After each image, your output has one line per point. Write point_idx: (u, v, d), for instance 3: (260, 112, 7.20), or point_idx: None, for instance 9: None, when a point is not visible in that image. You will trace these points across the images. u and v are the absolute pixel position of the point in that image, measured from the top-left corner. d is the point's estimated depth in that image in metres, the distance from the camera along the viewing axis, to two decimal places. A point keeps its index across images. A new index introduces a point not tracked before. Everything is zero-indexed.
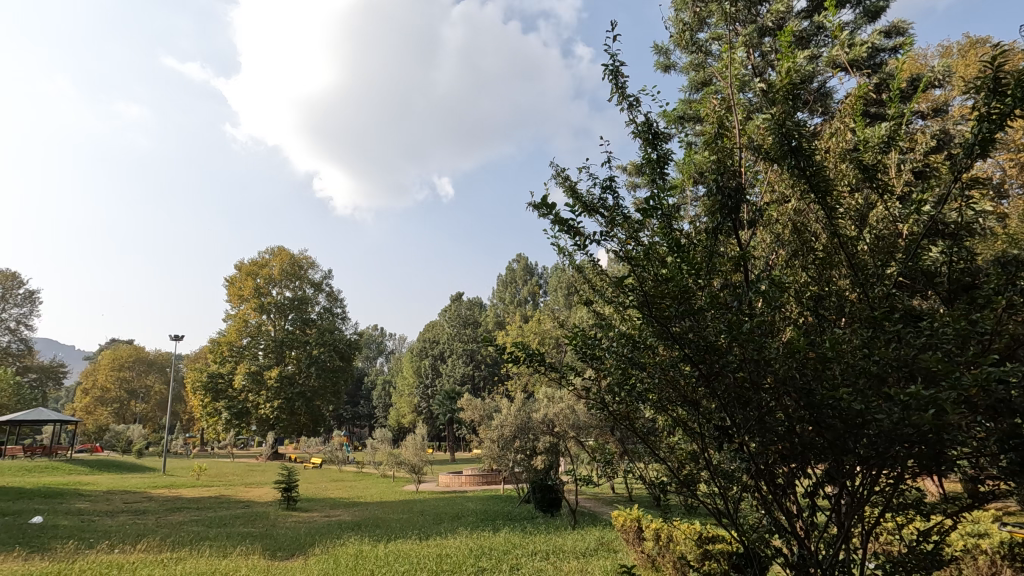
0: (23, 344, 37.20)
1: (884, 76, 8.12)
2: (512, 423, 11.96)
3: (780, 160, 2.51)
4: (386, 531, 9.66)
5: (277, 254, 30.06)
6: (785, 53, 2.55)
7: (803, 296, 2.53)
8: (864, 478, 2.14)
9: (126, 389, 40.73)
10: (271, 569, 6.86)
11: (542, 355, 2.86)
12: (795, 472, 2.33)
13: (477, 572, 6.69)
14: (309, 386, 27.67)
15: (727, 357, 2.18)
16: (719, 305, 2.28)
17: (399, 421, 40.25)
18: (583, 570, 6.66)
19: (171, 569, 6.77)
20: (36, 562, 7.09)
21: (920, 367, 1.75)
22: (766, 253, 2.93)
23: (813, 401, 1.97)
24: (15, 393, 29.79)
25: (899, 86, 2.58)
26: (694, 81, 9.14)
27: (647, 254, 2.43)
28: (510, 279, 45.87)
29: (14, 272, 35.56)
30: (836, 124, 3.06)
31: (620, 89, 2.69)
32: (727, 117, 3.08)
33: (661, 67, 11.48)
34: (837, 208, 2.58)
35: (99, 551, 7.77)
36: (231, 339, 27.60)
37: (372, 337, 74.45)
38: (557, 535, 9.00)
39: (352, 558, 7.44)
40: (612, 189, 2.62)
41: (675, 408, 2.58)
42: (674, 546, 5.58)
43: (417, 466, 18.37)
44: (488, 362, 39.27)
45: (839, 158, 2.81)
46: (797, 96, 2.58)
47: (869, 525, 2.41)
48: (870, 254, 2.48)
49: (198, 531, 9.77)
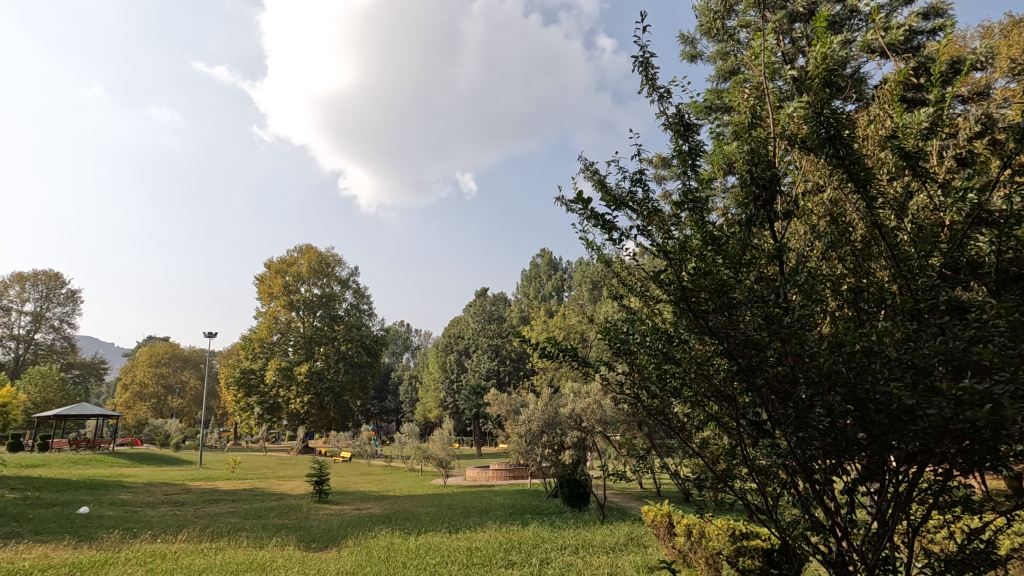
0: (67, 341, 38.88)
1: (921, 60, 7.86)
2: (539, 418, 11.86)
3: (817, 150, 2.42)
4: (416, 524, 9.77)
5: (305, 251, 30.66)
6: (820, 39, 2.47)
7: (839, 288, 2.47)
8: (904, 472, 2.09)
9: (163, 384, 42.24)
10: (306, 560, 7.03)
11: (574, 350, 2.83)
12: (833, 468, 2.29)
13: (508, 566, 6.72)
14: (337, 381, 28.20)
15: (766, 352, 2.13)
16: (755, 298, 2.22)
17: (426, 416, 40.87)
18: (614, 566, 6.62)
19: (212, 558, 7.02)
20: (85, 550, 7.40)
21: (970, 361, 1.69)
22: (802, 245, 2.85)
23: (857, 396, 1.92)
24: (61, 390, 31.14)
25: (941, 70, 2.45)
26: (722, 69, 8.98)
27: (682, 248, 2.36)
28: (535, 274, 45.87)
29: (57, 273, 37.11)
30: (874, 110, 2.94)
31: (651, 81, 2.66)
32: (760, 106, 3.02)
33: (687, 57, 11.28)
34: (877, 197, 2.49)
35: (143, 541, 8.06)
36: (262, 335, 28.23)
37: (399, 334, 75.38)
38: (586, 530, 9.04)
39: (384, 550, 7.56)
40: (642, 182, 2.59)
41: (709, 404, 2.56)
42: (707, 543, 5.49)
43: (445, 460, 18.57)
44: (514, 357, 39.37)
45: (877, 145, 2.71)
46: (833, 83, 2.50)
47: (914, 523, 2.34)
48: (913, 245, 2.36)
49: (234, 522, 10.03)
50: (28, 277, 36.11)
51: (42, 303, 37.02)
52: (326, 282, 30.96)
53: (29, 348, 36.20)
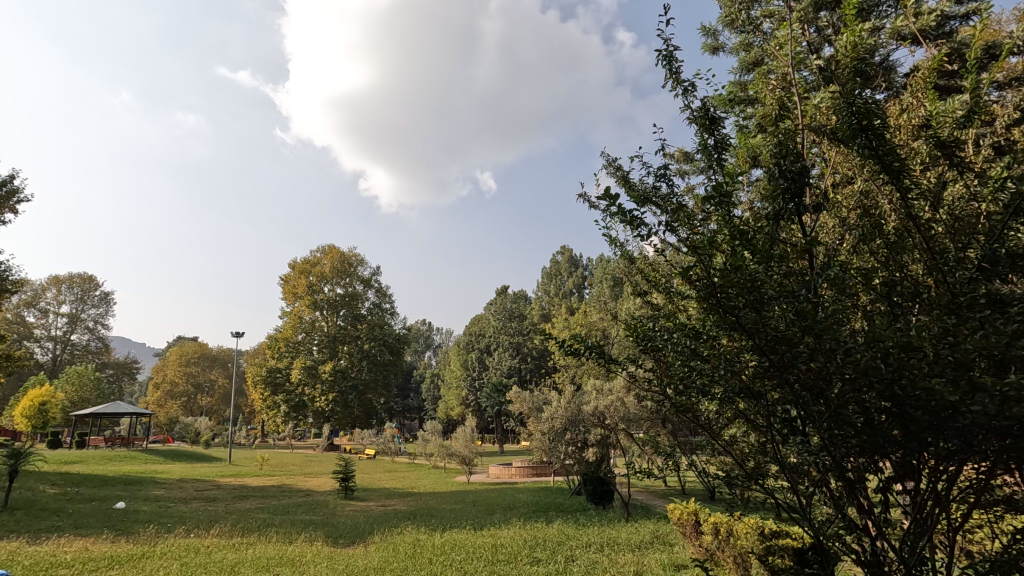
0: (101, 341, 40.15)
1: (955, 45, 7.58)
2: (562, 415, 11.82)
3: (849, 141, 2.37)
4: (440, 520, 9.87)
5: (328, 252, 31.06)
6: (849, 27, 2.41)
7: (872, 282, 2.38)
8: (944, 468, 2.02)
9: (192, 383, 43.31)
10: (335, 554, 7.19)
11: (600, 348, 2.80)
12: (868, 466, 2.24)
13: (534, 563, 6.74)
14: (362, 379, 28.58)
15: (799, 348, 2.08)
16: (786, 293, 2.16)
17: (449, 413, 41.29)
18: (639, 564, 6.55)
19: (245, 553, 7.17)
20: (123, 543, 7.66)
21: (1013, 357, 1.65)
22: (832, 239, 2.79)
23: (894, 392, 1.86)
24: (97, 389, 32.17)
25: (975, 56, 2.39)
26: (745, 61, 8.82)
27: (710, 242, 2.32)
28: (555, 271, 45.67)
29: (91, 276, 38.30)
30: (906, 99, 2.85)
31: (675, 74, 2.63)
32: (788, 98, 2.97)
33: (709, 48, 11.09)
34: (912, 189, 2.42)
35: (177, 535, 8.31)
36: (288, 335, 28.71)
37: (420, 332, 75.97)
38: (611, 527, 8.99)
39: (410, 546, 7.64)
40: (666, 177, 2.57)
41: (739, 401, 2.52)
42: (735, 541, 5.45)
43: (468, 458, 18.67)
44: (535, 355, 39.37)
45: (910, 136, 2.65)
46: (863, 72, 2.44)
47: (955, 522, 2.28)
48: (948, 236, 2.30)
49: (263, 518, 10.24)
50: (64, 279, 37.36)
51: (77, 305, 38.29)
52: (349, 282, 31.28)
53: (66, 348, 37.48)
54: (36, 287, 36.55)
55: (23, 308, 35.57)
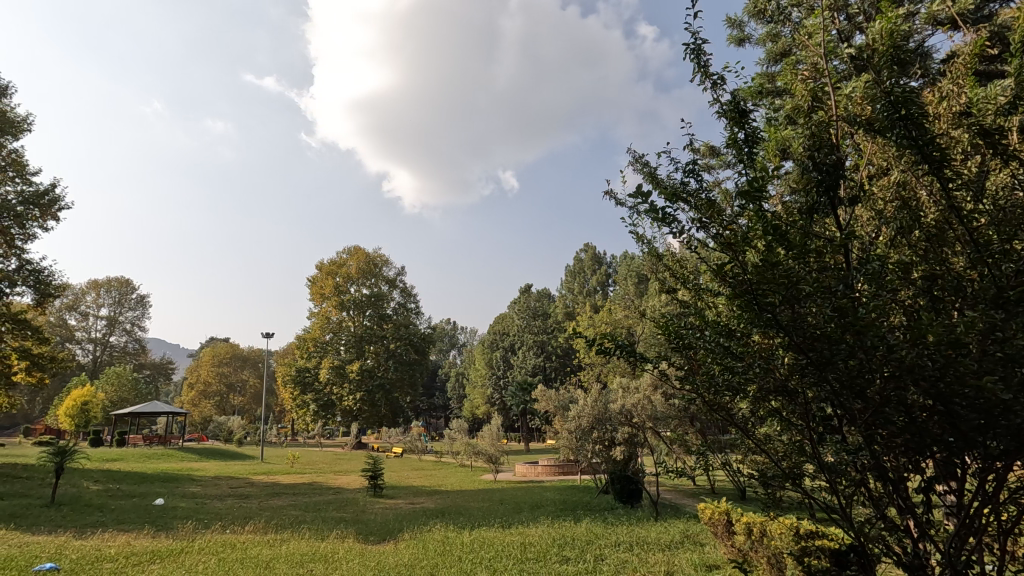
0: (138, 343, 41.42)
1: (997, 28, 7.26)
2: (589, 413, 11.74)
3: (887, 130, 2.29)
4: (469, 519, 9.90)
5: (354, 253, 31.50)
6: (884, 14, 2.35)
7: (913, 275, 2.29)
8: (989, 466, 1.96)
9: (225, 383, 44.42)
10: (367, 551, 7.27)
11: (632, 346, 2.76)
12: (909, 465, 2.18)
13: (562, 562, 6.71)
14: (388, 378, 28.91)
15: (839, 346, 2.02)
16: (823, 289, 2.10)
17: (474, 412, 41.49)
18: (670, 564, 6.47)
19: (278, 549, 7.34)
20: (162, 539, 7.89)
21: None
22: (868, 231, 2.71)
23: (940, 390, 1.81)
24: (134, 389, 33.22)
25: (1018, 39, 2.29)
26: (773, 51, 8.62)
27: (744, 238, 2.29)
28: (579, 269, 45.35)
29: (128, 280, 39.56)
30: (944, 87, 2.74)
31: (703, 68, 2.58)
32: (820, 88, 2.89)
33: (735, 40, 10.88)
34: (953, 180, 2.34)
35: (214, 531, 8.54)
36: (316, 335, 29.25)
37: (445, 331, 76.53)
38: (641, 526, 8.90)
39: (439, 543, 7.72)
40: (696, 172, 2.53)
41: (774, 400, 2.47)
42: (769, 541, 5.36)
43: (494, 456, 18.69)
44: (560, 353, 39.26)
45: (950, 123, 2.56)
46: (900, 59, 2.37)
47: (1005, 525, 2.20)
48: (993, 227, 2.21)
49: (296, 515, 10.46)
50: (103, 284, 38.67)
51: (115, 308, 39.60)
52: (374, 282, 31.65)
53: (105, 350, 38.86)
54: (77, 291, 37.91)
55: (65, 311, 37.03)
